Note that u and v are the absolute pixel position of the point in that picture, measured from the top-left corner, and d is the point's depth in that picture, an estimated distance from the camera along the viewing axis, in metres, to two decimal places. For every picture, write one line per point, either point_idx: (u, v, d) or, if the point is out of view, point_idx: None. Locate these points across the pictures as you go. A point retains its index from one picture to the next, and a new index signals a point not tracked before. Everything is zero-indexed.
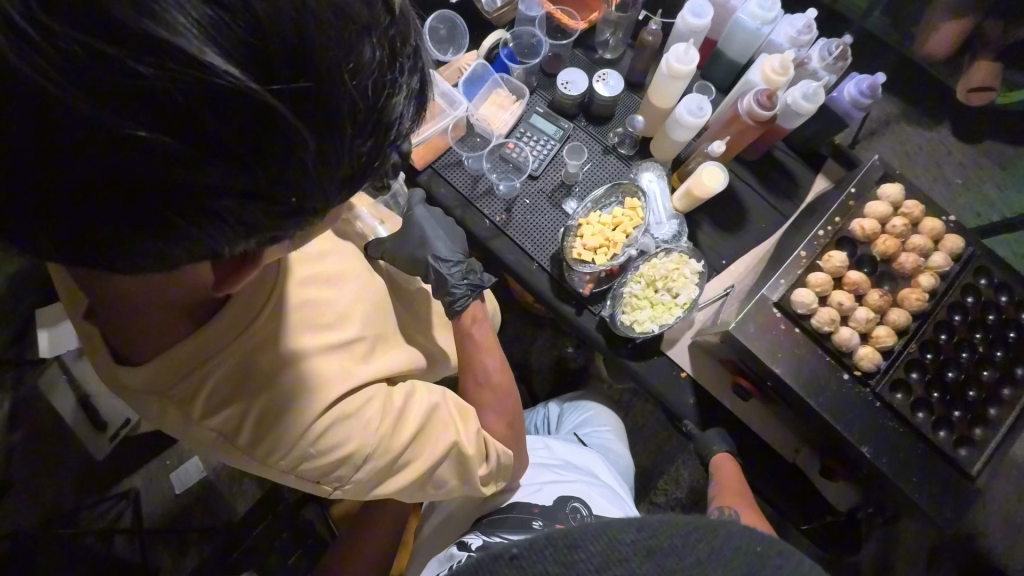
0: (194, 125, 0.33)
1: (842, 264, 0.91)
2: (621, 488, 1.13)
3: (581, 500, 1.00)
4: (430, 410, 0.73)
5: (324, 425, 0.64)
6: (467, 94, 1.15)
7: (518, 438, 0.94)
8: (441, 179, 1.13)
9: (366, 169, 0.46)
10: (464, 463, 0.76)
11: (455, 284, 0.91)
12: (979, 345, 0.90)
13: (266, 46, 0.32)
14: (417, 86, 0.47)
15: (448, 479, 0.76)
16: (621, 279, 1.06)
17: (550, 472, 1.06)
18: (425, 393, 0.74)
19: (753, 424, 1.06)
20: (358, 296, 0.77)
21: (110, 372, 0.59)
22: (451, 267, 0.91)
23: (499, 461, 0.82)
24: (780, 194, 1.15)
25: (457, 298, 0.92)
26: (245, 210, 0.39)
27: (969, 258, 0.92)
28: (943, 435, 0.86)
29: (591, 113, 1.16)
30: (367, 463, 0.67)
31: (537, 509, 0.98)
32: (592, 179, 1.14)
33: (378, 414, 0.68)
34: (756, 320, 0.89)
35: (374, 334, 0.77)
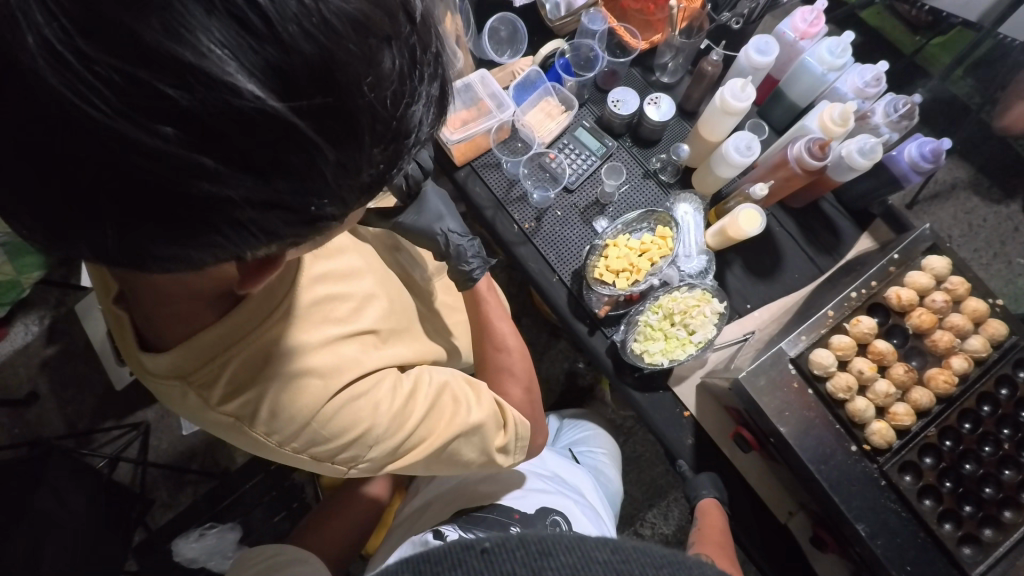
0: (217, 136, 0.34)
1: (869, 331, 0.87)
2: (604, 514, 1.10)
3: (561, 514, 0.99)
4: (438, 389, 0.75)
5: (335, 407, 0.65)
6: (518, 98, 1.16)
7: (537, 406, 0.97)
8: (477, 179, 1.14)
9: (383, 179, 0.47)
10: (478, 438, 0.77)
11: (471, 255, 0.92)
12: (1005, 442, 0.84)
13: (291, 67, 0.34)
14: (435, 94, 0.48)
15: (465, 454, 0.77)
16: (640, 306, 1.05)
17: (538, 481, 1.05)
18: (429, 377, 0.76)
19: (748, 476, 1.04)
20: (369, 296, 0.78)
21: (131, 355, 0.60)
22: (464, 240, 0.93)
23: (517, 432, 0.82)
24: (819, 247, 1.11)
25: (471, 268, 0.94)
26: (271, 220, 0.40)
27: (1012, 348, 0.86)
28: (947, 528, 0.82)
29: (637, 136, 1.15)
30: (379, 442, 0.68)
31: (516, 515, 0.96)
32: (627, 202, 1.13)
33: (390, 392, 0.70)
34: (768, 376, 0.86)
35: (383, 329, 0.78)
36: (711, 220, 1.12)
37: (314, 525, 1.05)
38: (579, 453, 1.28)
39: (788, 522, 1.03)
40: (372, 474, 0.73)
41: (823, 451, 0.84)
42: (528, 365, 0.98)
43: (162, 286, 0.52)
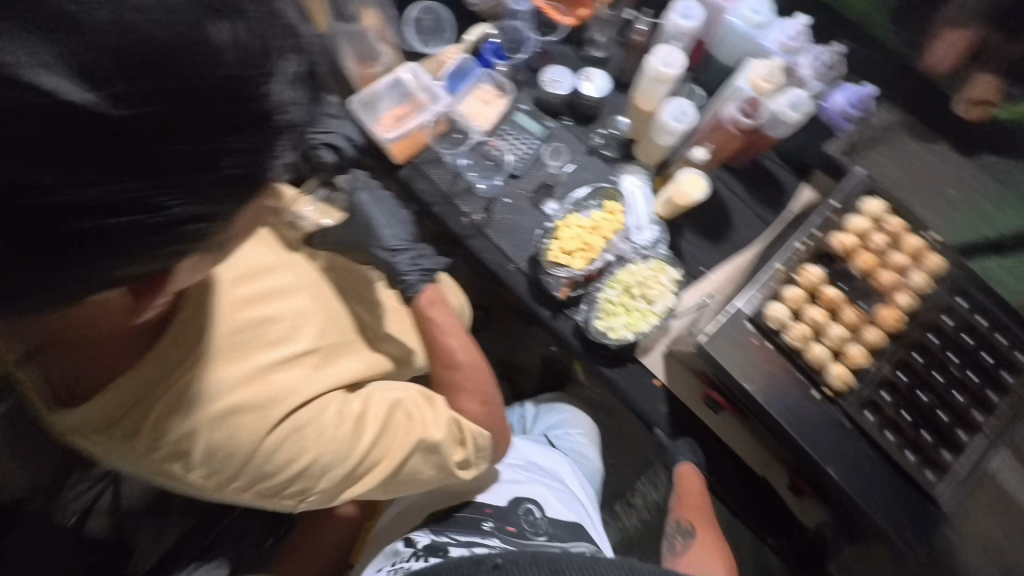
0: (34, 136, 0.33)
1: (817, 279, 0.89)
2: (582, 497, 1.09)
3: (534, 501, 0.98)
4: (388, 409, 0.74)
5: (276, 443, 0.64)
6: (450, 88, 1.12)
7: (497, 419, 0.92)
8: (421, 175, 1.11)
9: (259, 172, 0.42)
10: (434, 453, 0.75)
11: (406, 270, 0.91)
12: (954, 368, 0.88)
13: (87, 56, 0.32)
14: (304, 64, 0.40)
15: (423, 470, 0.76)
16: (599, 284, 1.05)
17: (510, 471, 1.04)
18: (378, 397, 0.75)
19: (725, 437, 1.05)
20: (301, 318, 0.76)
21: (44, 415, 0.56)
22: (400, 253, 0.91)
23: (475, 444, 0.81)
24: (766, 204, 1.13)
25: (411, 282, 0.92)
26: (120, 223, 0.39)
27: (950, 278, 0.90)
28: (911, 457, 0.86)
29: (577, 113, 1.14)
30: (328, 472, 0.68)
31: (489, 509, 0.96)
32: (574, 181, 1.12)
33: (335, 419, 0.69)
34: (728, 336, 0.87)
35: (319, 347, 0.76)
36: (659, 188, 1.12)
37: (292, 547, 1.03)
38: (557, 438, 1.28)
39: (766, 474, 1.05)
40: (327, 505, 0.72)
41: (789, 401, 0.86)
42: (486, 375, 0.93)
43: (63, 335, 0.49)
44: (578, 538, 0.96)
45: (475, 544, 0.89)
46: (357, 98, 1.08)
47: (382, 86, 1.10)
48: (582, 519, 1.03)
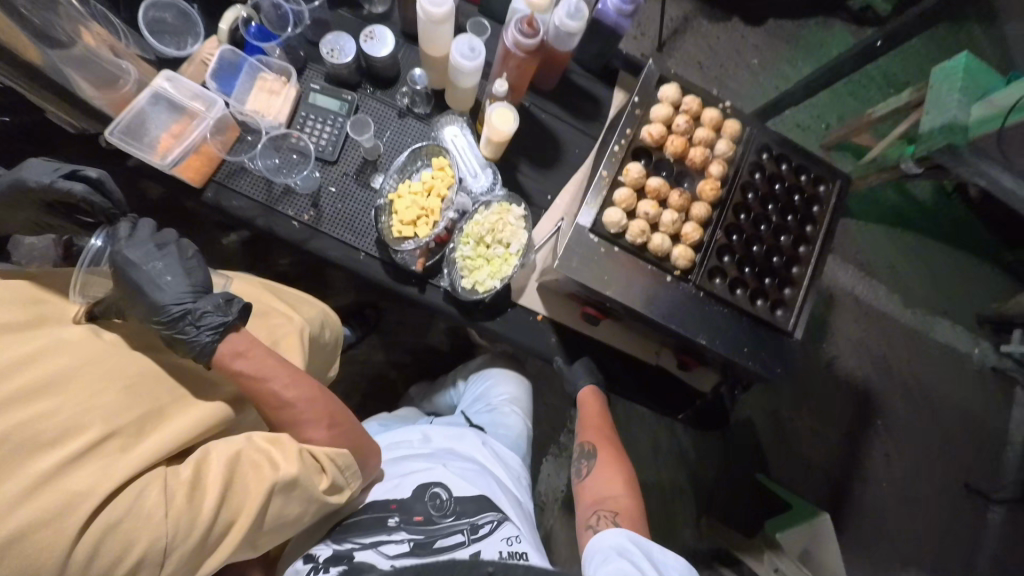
0: None
1: (641, 175, 0.92)
2: (499, 469, 0.99)
3: (442, 484, 0.88)
4: (230, 463, 0.66)
5: (88, 551, 0.56)
6: (224, 87, 1.01)
7: (358, 439, 0.82)
8: (229, 191, 1.01)
9: None
10: (295, 491, 0.70)
11: (191, 334, 0.72)
12: (773, 216, 0.98)
13: None
14: None
15: (290, 510, 0.70)
16: (452, 243, 1.03)
17: (413, 459, 0.94)
18: (215, 453, 0.66)
19: (615, 342, 1.11)
20: (89, 395, 0.63)
21: None
22: (179, 315, 0.73)
23: (340, 465, 0.76)
24: (586, 117, 1.16)
25: (204, 345, 0.73)
26: None
27: (749, 138, 0.99)
28: (760, 304, 0.96)
29: (374, 78, 1.08)
30: (171, 556, 0.61)
31: (394, 504, 0.86)
32: (395, 148, 1.07)
33: (162, 499, 0.60)
34: (578, 253, 0.89)
35: (122, 423, 0.63)
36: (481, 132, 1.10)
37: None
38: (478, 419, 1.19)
39: (658, 360, 1.12)
40: None
41: (649, 293, 0.91)
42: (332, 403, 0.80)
43: None
44: (488, 507, 0.87)
45: (379, 543, 0.82)
46: (115, 126, 0.94)
47: (144, 105, 0.97)
48: (496, 488, 0.93)
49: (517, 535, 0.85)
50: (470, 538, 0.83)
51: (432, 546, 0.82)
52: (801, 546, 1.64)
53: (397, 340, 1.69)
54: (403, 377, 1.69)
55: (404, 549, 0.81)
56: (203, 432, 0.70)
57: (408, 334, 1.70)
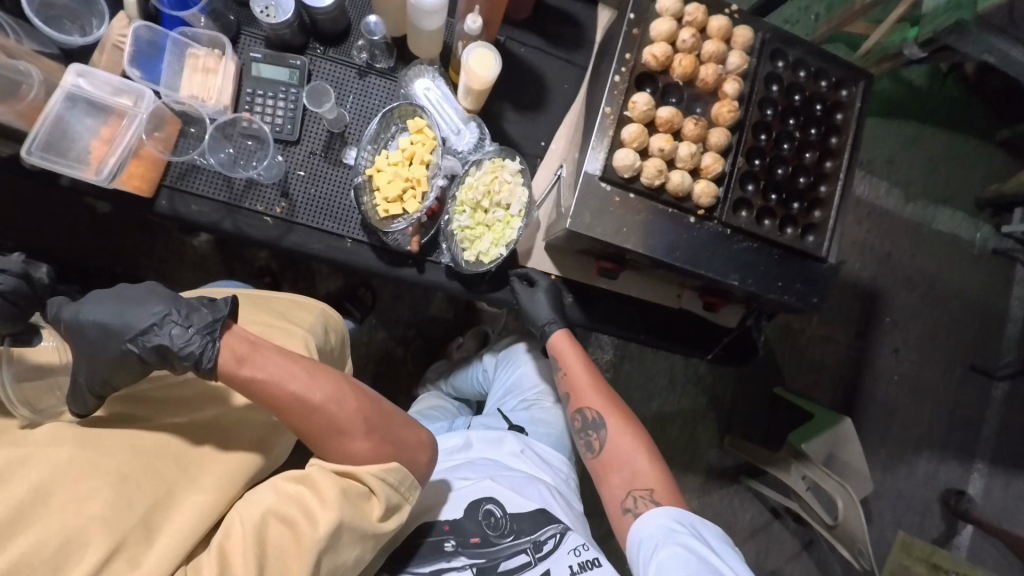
0: None
1: (649, 107, 0.80)
2: (545, 476, 1.01)
3: (493, 500, 0.90)
4: (258, 535, 0.58)
5: None
6: (150, 73, 0.88)
7: (403, 434, 0.70)
8: (186, 194, 0.90)
9: None
10: (342, 535, 0.61)
11: (178, 343, 0.61)
12: (795, 131, 0.89)
13: None
14: None
15: (350, 553, 0.62)
16: (445, 215, 0.92)
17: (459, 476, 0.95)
18: (240, 526, 0.59)
19: (635, 292, 1.02)
20: (75, 505, 0.55)
21: None
22: (158, 331, 0.62)
23: (386, 483, 0.65)
24: (569, 45, 1.03)
25: (198, 354, 0.61)
26: None
27: (760, 46, 0.87)
28: (790, 232, 0.88)
29: (322, 34, 0.94)
30: None
31: (447, 526, 0.88)
32: (362, 114, 0.95)
33: None
34: (590, 206, 0.80)
35: (124, 530, 0.55)
36: (456, 81, 0.96)
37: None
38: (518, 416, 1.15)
39: (681, 303, 1.05)
40: None
41: (671, 241, 0.82)
42: (369, 395, 0.68)
43: None
44: (547, 522, 0.89)
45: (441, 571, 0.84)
46: (31, 143, 0.81)
47: (60, 111, 0.83)
48: (550, 498, 0.95)
49: (583, 544, 0.88)
50: (535, 557, 0.85)
51: (496, 569, 0.84)
52: (825, 451, 1.68)
53: (396, 315, 1.61)
54: (409, 353, 1.62)
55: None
56: (223, 501, 0.62)
57: (407, 308, 1.61)
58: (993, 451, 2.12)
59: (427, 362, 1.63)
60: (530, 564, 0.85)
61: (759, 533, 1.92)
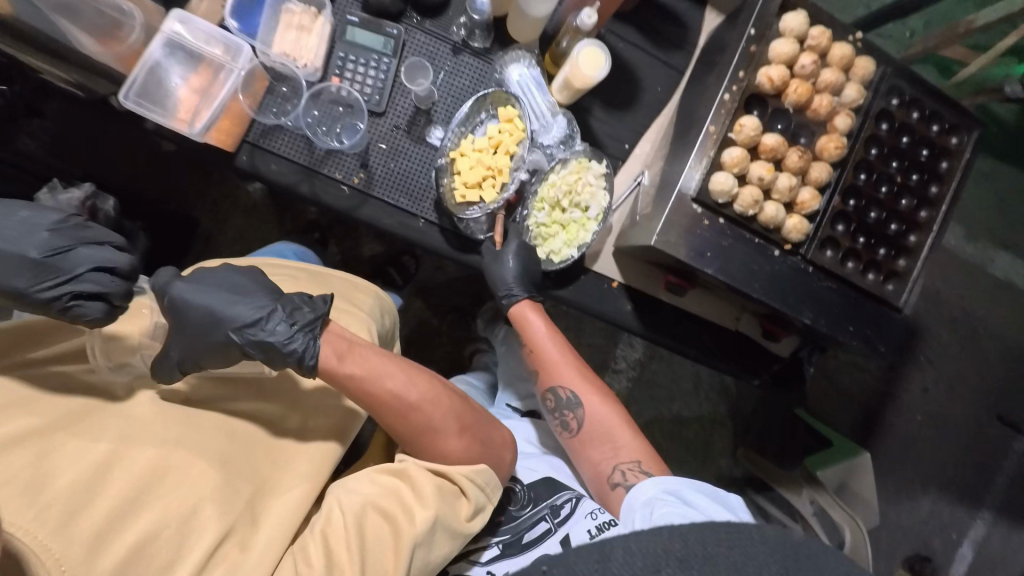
0: None
1: (756, 132, 0.78)
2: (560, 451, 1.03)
3: (514, 480, 0.93)
4: (359, 526, 0.65)
5: None
6: (248, 27, 0.87)
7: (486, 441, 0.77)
8: (266, 153, 0.90)
9: None
10: (434, 533, 0.67)
11: (285, 338, 0.67)
12: (896, 175, 0.86)
13: None
14: None
15: (439, 551, 0.68)
16: (523, 208, 0.92)
17: None
18: (341, 516, 0.65)
19: (694, 308, 1.02)
20: (191, 488, 0.61)
21: None
22: (266, 325, 0.68)
23: (472, 484, 0.72)
24: (669, 46, 0.99)
25: (301, 349, 0.67)
26: None
27: (878, 80, 0.83)
28: (871, 277, 0.86)
29: (421, 4, 0.91)
30: None
31: None
32: (450, 93, 0.93)
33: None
34: (677, 224, 0.78)
35: (234, 516, 0.62)
36: (551, 70, 0.93)
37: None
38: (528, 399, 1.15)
39: (739, 327, 1.05)
40: None
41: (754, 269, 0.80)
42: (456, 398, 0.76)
43: None
44: (560, 489, 0.91)
45: (471, 553, 0.87)
46: (128, 86, 0.81)
47: (158, 57, 0.83)
48: (562, 471, 0.96)
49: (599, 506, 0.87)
50: (555, 523, 0.87)
51: (521, 542, 0.86)
52: (838, 479, 1.73)
53: (436, 287, 1.62)
54: (444, 326, 1.63)
55: (497, 552, 0.85)
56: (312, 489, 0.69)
57: (448, 281, 1.62)
58: (1001, 501, 2.11)
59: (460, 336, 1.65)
60: (552, 531, 0.86)
61: None
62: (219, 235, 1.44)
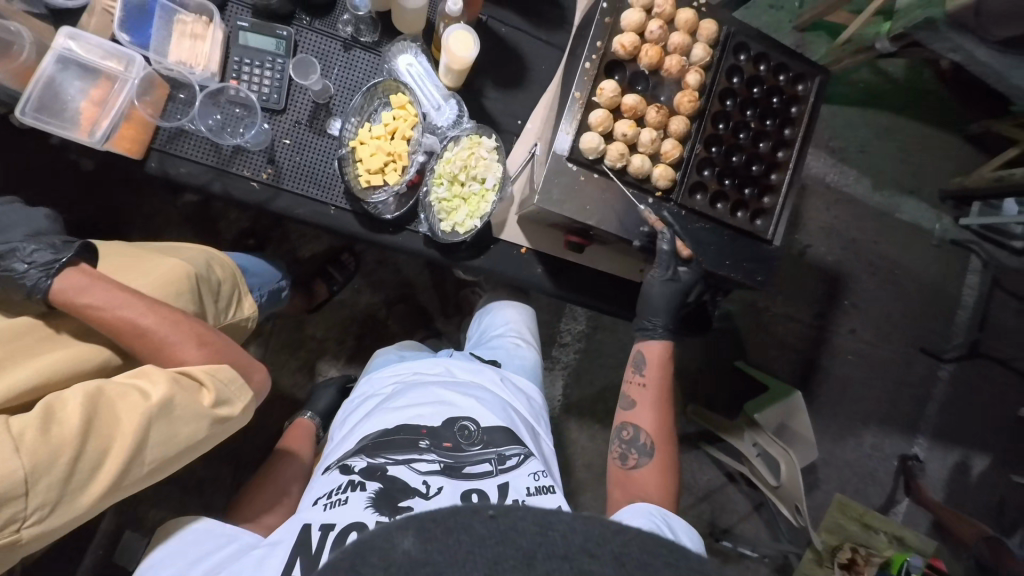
0: None
1: (616, 94, 0.87)
2: (520, 402, 1.09)
3: (469, 417, 0.97)
4: (88, 397, 0.66)
5: None
6: (141, 38, 0.91)
7: (236, 353, 0.82)
8: (175, 157, 0.95)
9: None
10: (165, 408, 0.69)
11: (25, 262, 0.73)
12: (751, 122, 0.97)
13: None
14: None
15: (173, 432, 0.70)
16: (424, 186, 0.98)
17: (441, 392, 1.01)
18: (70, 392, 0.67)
19: (601, 264, 1.10)
20: None
21: None
22: (12, 253, 0.75)
23: (219, 378, 0.76)
24: (551, 25, 1.08)
25: (39, 277, 0.73)
26: None
27: (724, 39, 0.94)
28: (741, 215, 0.96)
29: (308, 6, 0.97)
30: (37, 486, 0.61)
31: (424, 429, 0.94)
32: (346, 86, 0.99)
33: (11, 434, 0.61)
34: (558, 183, 0.86)
35: None
36: (438, 56, 1.00)
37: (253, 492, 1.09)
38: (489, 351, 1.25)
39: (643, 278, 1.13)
40: (79, 518, 0.65)
41: (633, 215, 0.89)
42: (203, 322, 0.81)
43: None
44: (514, 441, 0.96)
45: (411, 460, 0.91)
46: (25, 103, 0.86)
47: (53, 72, 0.88)
48: (516, 421, 1.02)
49: (542, 472, 0.95)
50: (497, 467, 0.92)
51: (460, 471, 0.91)
52: (778, 420, 1.82)
53: (379, 280, 1.69)
54: (391, 316, 1.72)
55: (435, 468, 0.90)
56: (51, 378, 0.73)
57: (391, 274, 1.69)
58: (935, 427, 2.27)
59: (409, 323, 1.73)
60: (492, 473, 0.91)
61: (714, 493, 2.08)
62: None
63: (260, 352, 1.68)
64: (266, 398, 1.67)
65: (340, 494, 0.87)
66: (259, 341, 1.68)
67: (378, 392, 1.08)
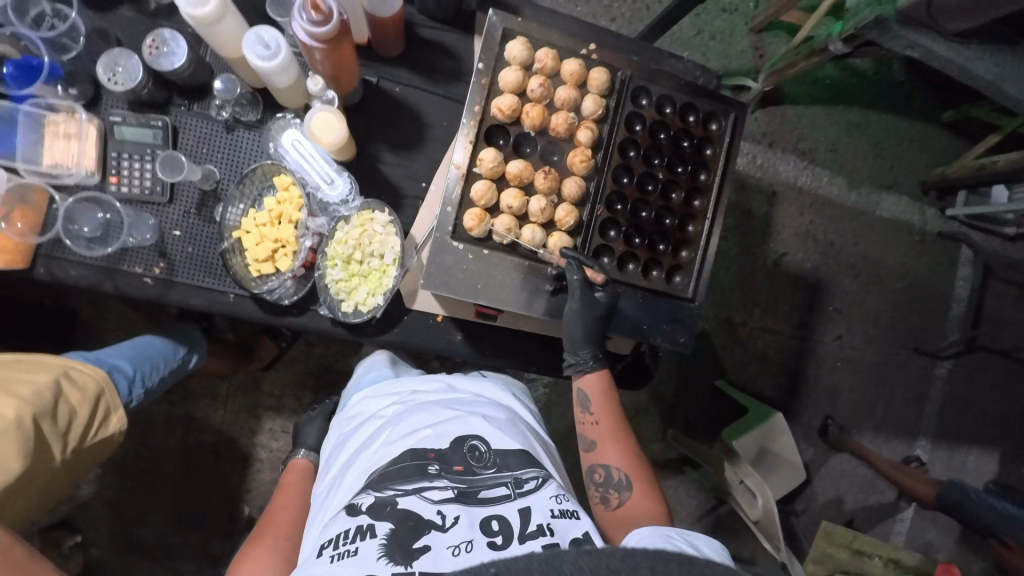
0: None
1: (498, 162, 0.81)
2: (524, 417, 0.94)
3: (479, 435, 0.82)
4: None
5: None
6: (10, 146, 0.88)
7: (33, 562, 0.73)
8: (62, 260, 0.91)
9: None
10: None
11: None
12: (659, 172, 0.90)
13: None
14: None
15: None
16: (319, 268, 0.94)
17: (444, 409, 0.86)
18: None
19: (524, 325, 1.03)
20: None
21: None
22: None
23: None
24: (446, 78, 1.02)
25: None
26: None
27: (621, 85, 0.87)
28: (655, 274, 0.89)
29: (184, 90, 0.93)
30: None
31: (431, 452, 0.79)
32: (232, 169, 0.95)
33: None
34: (444, 265, 0.80)
35: None
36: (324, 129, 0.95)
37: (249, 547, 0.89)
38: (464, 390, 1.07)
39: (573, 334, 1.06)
40: None
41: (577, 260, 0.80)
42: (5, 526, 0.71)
43: None
44: (530, 462, 0.81)
45: (422, 489, 0.75)
46: None
47: None
48: (532, 441, 0.87)
49: (565, 494, 0.78)
50: (516, 492, 0.76)
51: (476, 496, 0.75)
52: (758, 444, 1.78)
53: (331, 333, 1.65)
54: (346, 367, 1.68)
55: (449, 495, 0.75)
56: None
57: None
58: (938, 432, 2.14)
59: None
60: (510, 498, 0.76)
61: (706, 520, 1.99)
62: (97, 322, 1.47)
63: (217, 414, 1.64)
64: (226, 460, 1.64)
65: (347, 543, 0.71)
66: (216, 405, 1.64)
67: (375, 415, 0.91)
